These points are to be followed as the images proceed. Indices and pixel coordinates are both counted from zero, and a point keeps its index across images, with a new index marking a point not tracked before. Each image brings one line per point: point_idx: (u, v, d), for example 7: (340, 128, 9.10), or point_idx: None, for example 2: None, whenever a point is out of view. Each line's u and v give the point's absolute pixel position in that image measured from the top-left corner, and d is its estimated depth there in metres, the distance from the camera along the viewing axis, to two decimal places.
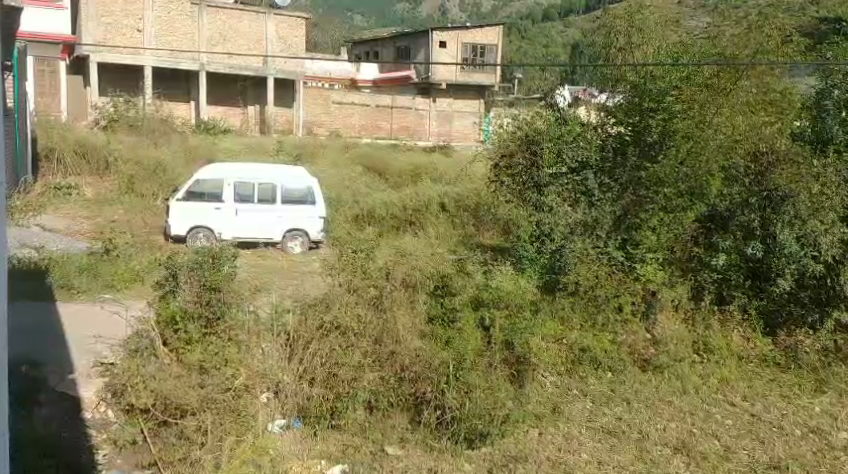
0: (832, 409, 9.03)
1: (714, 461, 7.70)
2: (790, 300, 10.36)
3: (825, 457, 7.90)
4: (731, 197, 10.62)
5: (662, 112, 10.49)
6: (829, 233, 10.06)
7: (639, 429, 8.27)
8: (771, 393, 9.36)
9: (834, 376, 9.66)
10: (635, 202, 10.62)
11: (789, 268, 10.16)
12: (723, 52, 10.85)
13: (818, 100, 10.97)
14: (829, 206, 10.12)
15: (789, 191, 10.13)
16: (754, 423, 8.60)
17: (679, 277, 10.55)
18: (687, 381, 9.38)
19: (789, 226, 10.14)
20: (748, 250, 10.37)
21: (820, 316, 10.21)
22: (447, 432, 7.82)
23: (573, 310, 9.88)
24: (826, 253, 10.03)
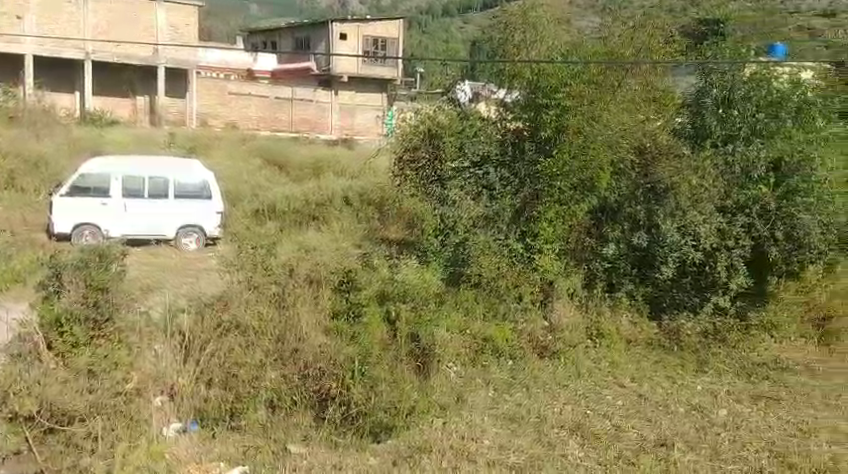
0: (712, 388, 9.45)
1: (605, 440, 7.94)
2: (673, 287, 10.88)
3: (707, 433, 8.21)
4: (620, 189, 11.01)
5: (556, 107, 10.71)
6: (707, 223, 10.63)
7: (537, 414, 8.49)
8: (659, 374, 9.75)
9: (714, 357, 10.15)
10: (532, 196, 10.92)
11: (673, 257, 10.65)
12: (612, 51, 11.45)
13: (698, 98, 11.41)
14: (706, 199, 10.72)
15: (670, 183, 10.73)
16: (641, 403, 8.95)
17: (573, 267, 10.90)
18: (581, 366, 9.69)
19: (671, 217, 10.63)
20: (634, 240, 10.77)
21: (701, 302, 10.83)
22: (352, 427, 7.73)
23: (475, 300, 10.29)
24: (705, 242, 10.59)
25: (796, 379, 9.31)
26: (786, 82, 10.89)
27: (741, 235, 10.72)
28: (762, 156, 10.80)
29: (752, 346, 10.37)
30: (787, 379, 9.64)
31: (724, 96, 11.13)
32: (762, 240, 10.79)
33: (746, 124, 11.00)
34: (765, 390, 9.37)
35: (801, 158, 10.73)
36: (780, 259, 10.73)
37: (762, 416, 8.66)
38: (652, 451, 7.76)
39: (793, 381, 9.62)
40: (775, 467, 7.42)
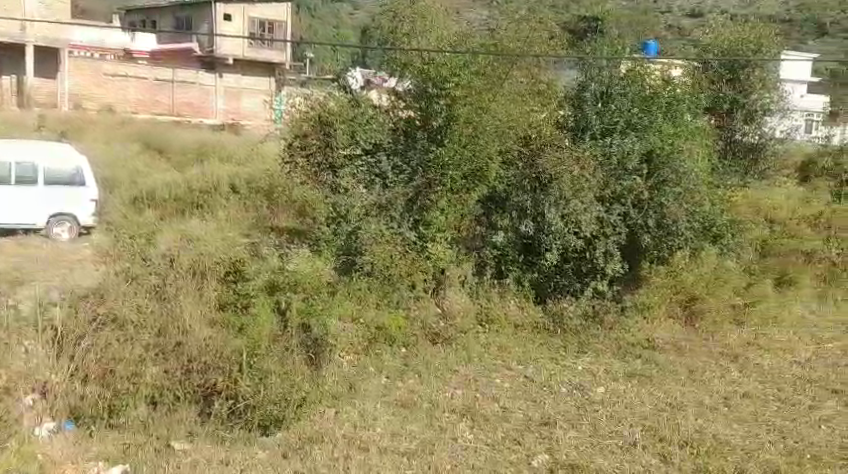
0: (592, 367, 9.72)
1: (494, 422, 8.13)
2: (556, 273, 11.06)
3: (587, 411, 8.53)
4: (508, 179, 11.13)
5: (446, 97, 10.82)
6: (588, 211, 10.68)
7: (429, 399, 8.55)
8: (542, 356, 9.96)
9: (591, 338, 10.44)
10: (426, 185, 10.92)
11: (557, 244, 10.73)
12: (498, 43, 11.44)
13: (578, 93, 11.71)
14: (588, 189, 10.71)
15: (554, 174, 10.67)
16: (527, 384, 9.15)
17: (464, 254, 11.05)
18: (471, 351, 9.78)
19: (555, 205, 10.65)
20: (522, 228, 10.84)
21: (581, 286, 11.06)
22: (240, 421, 7.48)
23: (369, 289, 10.15)
24: (586, 230, 10.68)
25: (666, 360, 9.98)
26: (659, 82, 11.93)
27: (618, 223, 10.97)
28: (636, 146, 11.22)
29: (627, 329, 10.71)
30: (658, 358, 10.04)
31: (601, 92, 11.66)
32: (637, 227, 11.10)
33: (622, 118, 11.47)
34: (638, 368, 9.75)
35: (670, 152, 11.38)
36: (651, 246, 11.15)
37: (638, 394, 8.99)
38: (536, 430, 8.04)
39: (665, 359, 10.02)
40: (648, 440, 7.84)
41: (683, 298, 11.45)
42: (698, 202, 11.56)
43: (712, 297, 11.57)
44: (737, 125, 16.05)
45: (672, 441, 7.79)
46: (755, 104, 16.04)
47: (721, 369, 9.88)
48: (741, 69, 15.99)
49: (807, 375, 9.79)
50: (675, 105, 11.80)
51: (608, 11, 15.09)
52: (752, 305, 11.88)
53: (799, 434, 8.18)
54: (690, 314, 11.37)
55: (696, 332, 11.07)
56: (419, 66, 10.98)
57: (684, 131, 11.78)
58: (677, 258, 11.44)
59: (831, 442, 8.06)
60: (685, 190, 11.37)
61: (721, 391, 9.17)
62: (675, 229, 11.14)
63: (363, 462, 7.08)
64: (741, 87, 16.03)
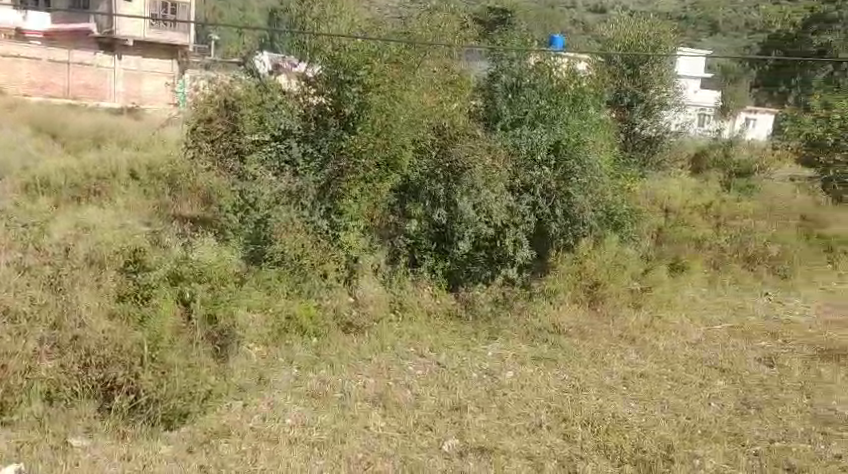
0: (502, 353, 9.88)
1: (405, 409, 8.16)
2: (468, 261, 11.10)
3: (496, 394, 8.73)
4: (421, 168, 11.00)
5: (358, 84, 10.73)
6: (498, 201, 10.79)
7: (341, 389, 8.50)
8: (452, 341, 10.02)
9: (500, 325, 10.50)
10: (338, 172, 10.76)
11: (468, 233, 10.77)
12: (409, 32, 11.41)
13: (489, 82, 11.93)
14: (499, 178, 10.86)
15: (466, 163, 10.79)
16: (439, 371, 9.20)
17: (377, 244, 10.93)
18: (383, 339, 9.69)
19: (466, 194, 10.70)
20: (435, 216, 10.82)
21: (492, 273, 11.19)
22: (142, 416, 7.29)
23: (278, 279, 10.03)
24: (497, 218, 10.77)
25: (571, 343, 10.24)
26: (566, 76, 12.06)
27: (527, 212, 11.08)
28: (544, 137, 11.33)
29: (535, 312, 10.84)
30: (565, 343, 10.26)
31: (512, 83, 11.78)
32: (544, 217, 11.25)
33: (531, 110, 11.59)
34: (544, 352, 9.97)
35: (577, 143, 11.45)
36: (558, 233, 11.33)
37: (545, 377, 9.26)
38: (447, 416, 8.17)
39: (569, 343, 10.26)
40: (554, 422, 8.24)
41: (587, 282, 11.51)
42: (602, 192, 11.75)
43: (612, 282, 11.70)
44: (636, 118, 16.67)
45: (574, 421, 8.24)
46: (653, 97, 16.85)
47: (621, 352, 10.20)
48: (640, 66, 16.85)
49: (701, 356, 10.27)
50: (581, 99, 11.98)
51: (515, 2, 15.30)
52: (649, 290, 12.17)
53: (692, 411, 8.71)
54: (593, 299, 11.44)
55: (598, 317, 11.15)
56: (329, 52, 10.93)
57: (590, 123, 11.92)
58: (583, 246, 11.62)
59: (720, 418, 8.61)
60: (591, 180, 11.47)
61: (623, 372, 9.59)
62: (582, 219, 11.38)
63: (272, 454, 7.10)
64: (640, 82, 16.84)
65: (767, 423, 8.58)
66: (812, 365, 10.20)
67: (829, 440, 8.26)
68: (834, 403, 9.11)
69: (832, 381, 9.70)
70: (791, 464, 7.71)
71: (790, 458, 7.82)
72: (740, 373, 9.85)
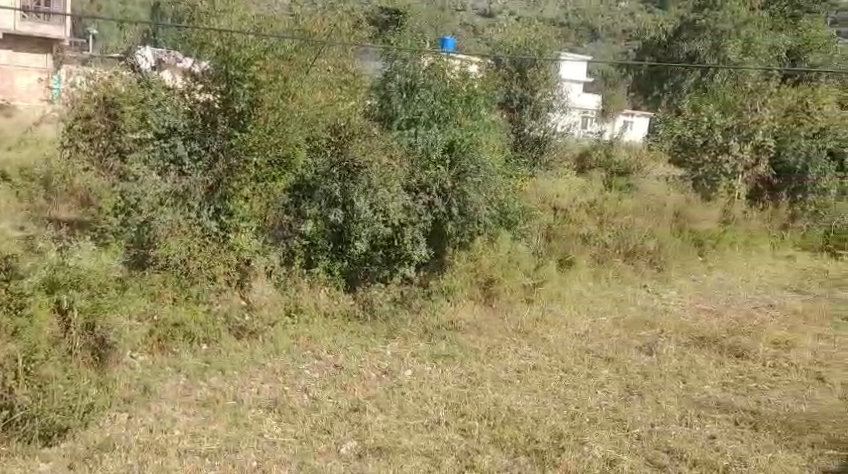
0: (400, 352, 9.91)
1: (302, 414, 8.12)
2: (365, 261, 11.02)
3: (394, 393, 8.72)
4: (314, 167, 10.87)
5: (249, 81, 10.38)
6: (395, 200, 10.78)
7: (233, 397, 8.41)
8: (350, 342, 10.01)
9: (399, 324, 10.56)
10: (228, 171, 10.49)
11: (365, 233, 10.72)
12: (301, 27, 11.22)
13: (384, 83, 11.88)
14: (395, 179, 10.86)
15: (363, 163, 10.73)
16: (337, 372, 9.17)
17: (270, 245, 10.74)
18: (279, 343, 9.65)
19: (364, 194, 10.63)
20: (331, 216, 10.69)
21: (390, 272, 11.12)
22: (18, 433, 7.18)
23: (163, 283, 9.77)
24: (393, 218, 10.76)
25: (466, 338, 10.39)
26: (459, 77, 12.17)
27: (423, 211, 11.06)
28: (439, 137, 11.46)
29: (432, 310, 10.95)
30: (462, 339, 10.36)
31: (406, 83, 11.81)
32: (440, 216, 11.20)
33: (425, 110, 11.64)
34: (443, 349, 10.01)
35: (469, 144, 11.62)
36: (454, 232, 11.33)
37: (443, 374, 9.30)
38: (345, 417, 8.13)
39: (465, 339, 10.38)
40: (451, 417, 8.29)
41: (483, 279, 11.63)
42: (496, 191, 11.80)
43: (506, 278, 11.83)
44: (525, 119, 17.31)
45: (472, 416, 8.34)
46: (540, 100, 17.42)
47: (515, 345, 10.40)
48: (528, 68, 17.54)
49: (587, 346, 10.57)
50: (473, 100, 12.15)
51: (405, 4, 15.44)
52: (540, 285, 12.26)
53: (580, 400, 8.99)
54: (489, 295, 11.59)
55: (494, 313, 11.34)
56: (220, 47, 10.42)
57: (483, 124, 12.14)
58: (478, 243, 11.68)
59: (606, 406, 8.90)
60: (483, 179, 11.50)
61: (515, 365, 9.73)
62: (475, 217, 11.36)
63: (159, 466, 7.07)
64: (529, 84, 17.45)
65: (648, 408, 8.93)
66: (686, 352, 10.70)
67: (705, 423, 8.70)
68: (706, 387, 9.63)
69: (705, 367, 10.19)
70: (673, 447, 8.12)
71: (667, 440, 8.26)
72: (623, 360, 10.17)
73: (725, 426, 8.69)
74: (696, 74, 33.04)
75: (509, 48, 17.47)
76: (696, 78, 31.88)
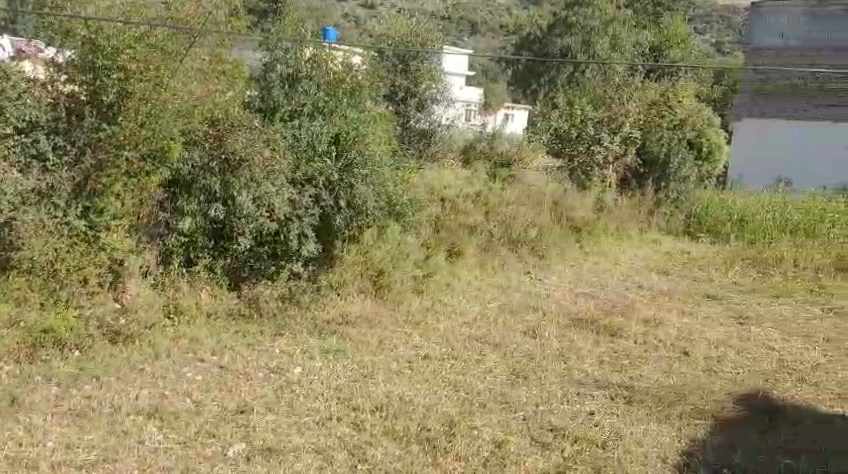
0: (288, 349, 9.78)
1: (184, 419, 7.95)
2: (250, 258, 10.81)
3: (284, 392, 8.61)
4: (192, 161, 10.53)
5: (118, 71, 9.80)
6: (279, 193, 10.58)
7: (110, 404, 8.15)
8: (235, 342, 9.82)
9: (289, 321, 10.48)
10: (95, 168, 10.07)
11: (249, 228, 10.55)
12: (173, 15, 10.72)
13: (264, 74, 11.66)
14: (278, 172, 10.62)
15: (244, 155, 10.44)
16: (221, 374, 8.99)
17: (145, 244, 10.47)
18: (157, 347, 9.42)
19: (246, 188, 10.42)
20: (211, 212, 10.44)
21: (276, 268, 10.91)
22: None
23: (29, 287, 9.53)
24: (278, 212, 10.60)
25: (356, 332, 10.28)
26: (343, 70, 12.08)
27: (310, 205, 10.92)
28: (323, 130, 11.27)
29: (321, 306, 10.92)
30: (351, 332, 10.33)
31: (288, 74, 11.66)
32: (328, 209, 11.08)
33: (309, 101, 11.53)
34: (332, 344, 9.95)
35: (355, 137, 11.46)
36: (342, 226, 11.18)
37: (332, 369, 9.21)
38: (231, 420, 8.00)
39: (355, 332, 10.34)
40: (342, 412, 8.24)
41: (373, 272, 11.59)
42: (385, 184, 11.65)
43: (396, 269, 11.86)
44: (411, 112, 17.62)
45: (364, 409, 8.31)
46: (425, 92, 17.66)
47: (406, 336, 10.42)
48: (411, 62, 17.62)
49: (475, 333, 10.68)
50: (358, 91, 12.02)
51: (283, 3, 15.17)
52: (429, 275, 12.38)
53: (469, 386, 9.06)
54: (380, 287, 11.60)
55: (384, 305, 11.38)
56: (85, 36, 9.85)
57: (368, 114, 12.02)
58: (367, 237, 11.55)
59: (494, 390, 9.01)
60: (371, 171, 11.34)
61: (405, 357, 9.73)
62: (364, 209, 11.27)
63: None
64: (413, 76, 17.59)
65: (532, 389, 9.13)
66: (566, 333, 10.94)
67: (583, 400, 8.94)
68: (586, 366, 9.86)
69: (583, 347, 10.46)
70: (555, 425, 8.33)
71: (551, 419, 8.46)
72: (508, 345, 10.32)
73: (602, 402, 8.96)
74: (569, 69, 33.97)
75: (391, 40, 17.48)
76: (569, 73, 32.79)
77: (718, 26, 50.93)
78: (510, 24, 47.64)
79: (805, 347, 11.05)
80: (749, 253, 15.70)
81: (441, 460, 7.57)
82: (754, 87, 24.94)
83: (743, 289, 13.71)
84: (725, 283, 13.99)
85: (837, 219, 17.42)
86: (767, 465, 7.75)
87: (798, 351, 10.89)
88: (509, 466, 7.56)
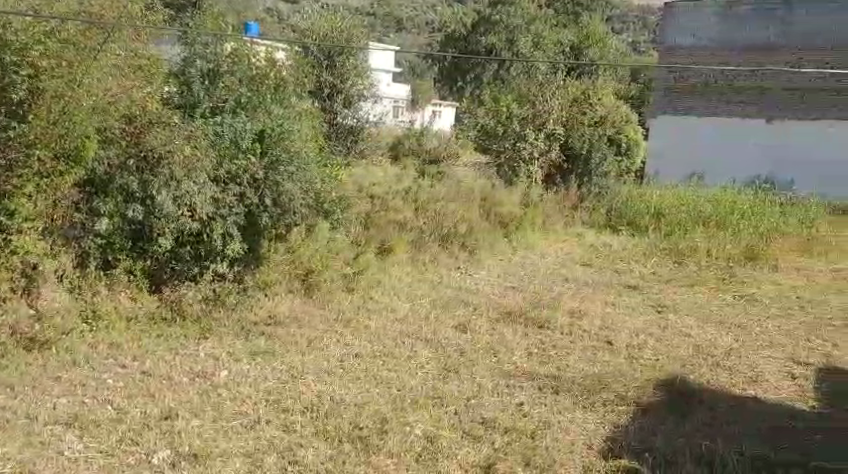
0: (214, 352, 9.64)
1: (106, 426, 7.80)
2: (171, 259, 10.55)
3: (210, 396, 8.46)
4: (107, 160, 10.20)
5: (28, 67, 9.38)
6: (201, 192, 10.32)
7: (27, 414, 7.95)
8: (157, 346, 9.77)
9: (215, 322, 10.44)
10: (5, 168, 9.62)
11: (170, 228, 10.29)
12: (87, 9, 10.40)
13: (183, 69, 11.27)
14: (200, 169, 10.34)
15: (163, 153, 10.17)
16: (144, 379, 8.82)
17: (61, 247, 10.08)
18: (75, 354, 9.31)
19: (166, 187, 10.14)
20: (129, 213, 10.15)
21: (199, 269, 10.68)
22: None
23: None
24: (200, 212, 10.33)
25: (286, 331, 10.28)
26: (265, 64, 11.86)
27: (235, 203, 10.65)
28: (248, 127, 10.96)
29: (248, 306, 10.84)
30: (280, 333, 10.27)
31: (208, 69, 11.31)
32: (253, 208, 10.85)
33: (231, 97, 11.30)
34: (260, 345, 9.86)
35: (281, 132, 11.17)
36: (268, 225, 10.96)
37: (261, 371, 9.10)
38: (156, 426, 7.84)
39: (284, 332, 10.30)
40: (272, 414, 8.15)
41: (301, 271, 11.61)
42: (311, 181, 11.50)
43: (326, 268, 11.83)
44: (337, 108, 17.54)
45: (294, 410, 8.23)
46: (351, 89, 17.57)
47: (336, 335, 10.34)
48: (337, 57, 17.42)
49: (406, 329, 10.66)
50: (282, 86, 11.91)
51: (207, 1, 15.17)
52: (360, 273, 12.27)
53: (401, 382, 9.04)
54: (308, 287, 11.57)
55: (314, 304, 11.32)
56: None
57: (292, 112, 11.93)
58: (294, 236, 11.48)
59: (426, 385, 9.01)
60: (298, 168, 11.20)
61: (335, 355, 9.66)
62: (290, 207, 11.08)
63: None
64: (338, 73, 17.44)
65: (464, 383, 9.16)
66: (497, 327, 10.99)
67: (513, 392, 9.00)
68: (515, 359, 9.92)
69: (512, 339, 10.54)
70: (486, 418, 8.37)
71: (482, 411, 8.50)
72: (440, 341, 10.32)
73: (531, 393, 9.04)
74: (495, 66, 34.23)
75: (316, 36, 17.40)
76: (494, 70, 33.05)
77: (634, 25, 52.08)
78: (435, 20, 47.68)
79: (728, 335, 11.30)
80: (667, 244, 15.99)
81: (373, 458, 7.55)
82: (668, 85, 26.52)
83: (663, 279, 13.98)
84: (651, 274, 14.24)
85: (747, 212, 17.09)
86: (687, 450, 7.97)
87: (712, 336, 11.21)
88: (442, 461, 7.58)
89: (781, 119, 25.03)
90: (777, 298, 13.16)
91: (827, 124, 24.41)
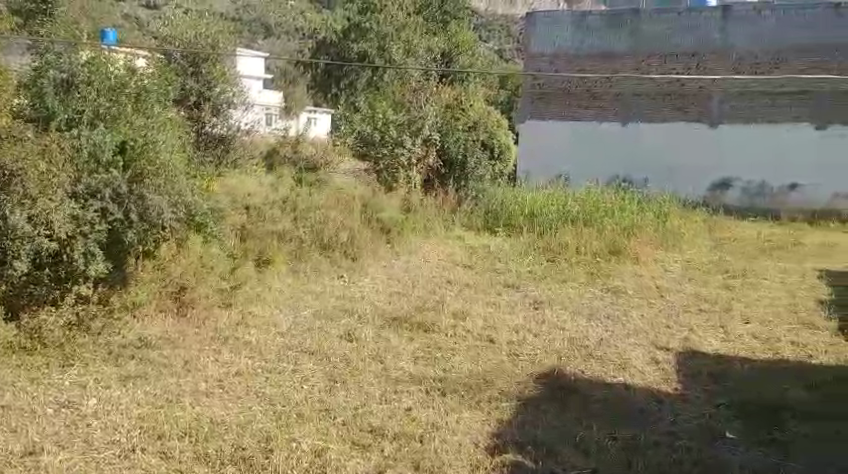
0: (80, 380, 9.22)
1: None
2: (29, 283, 9.91)
3: (78, 428, 8.12)
4: None
5: None
6: (59, 210, 9.69)
7: None
8: (18, 377, 9.21)
9: (79, 348, 9.92)
10: None
11: (25, 250, 9.63)
12: None
13: (34, 79, 10.96)
14: (56, 184, 9.75)
15: (15, 169, 9.54)
16: (4, 413, 8.36)
17: None
18: None
19: (19, 206, 9.51)
20: None
21: (60, 292, 10.10)
22: None
23: None
24: (60, 231, 9.69)
25: (161, 359, 9.77)
26: (124, 73, 11.63)
27: (96, 220, 10.01)
28: (108, 139, 10.41)
29: (117, 329, 10.41)
30: (152, 356, 9.92)
31: (63, 79, 11.08)
32: (118, 224, 10.24)
33: (89, 108, 10.89)
34: (130, 370, 9.52)
35: (145, 142, 10.81)
36: (135, 241, 10.42)
37: (133, 397, 8.78)
38: (19, 464, 7.51)
39: (156, 355, 9.96)
40: (148, 441, 7.88)
41: (173, 289, 11.21)
42: (181, 193, 10.95)
43: (199, 283, 11.52)
44: (205, 117, 17.18)
45: (171, 435, 7.97)
46: (219, 96, 17.28)
47: (214, 353, 10.08)
48: (201, 65, 17.15)
49: (289, 342, 10.50)
50: (143, 97, 11.64)
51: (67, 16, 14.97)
52: (237, 288, 12.06)
53: (285, 397, 8.88)
54: (182, 304, 11.24)
55: (188, 323, 10.94)
56: None
57: (157, 120, 11.50)
58: (163, 251, 11.10)
59: (309, 398, 8.89)
60: (164, 180, 10.69)
61: (214, 375, 9.40)
62: (158, 221, 10.49)
63: None
64: (204, 81, 17.15)
65: (351, 393, 9.05)
66: (381, 334, 10.93)
67: (400, 398, 8.95)
68: (401, 364, 9.90)
69: (397, 345, 10.50)
70: (374, 426, 8.29)
71: (370, 420, 8.41)
72: (324, 352, 10.19)
73: (418, 397, 9.01)
74: (368, 71, 34.16)
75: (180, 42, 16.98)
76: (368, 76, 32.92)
77: (500, 33, 52.61)
78: (304, 27, 47.07)
79: (606, 328, 11.52)
80: (541, 241, 16.23)
81: None
82: (534, 94, 25.16)
83: (539, 276, 14.20)
84: (530, 272, 14.46)
85: (611, 209, 17.21)
86: (564, 441, 8.18)
87: (584, 328, 11.46)
88: None
89: (641, 125, 23.97)
90: (640, 289, 13.56)
91: (682, 125, 23.50)
